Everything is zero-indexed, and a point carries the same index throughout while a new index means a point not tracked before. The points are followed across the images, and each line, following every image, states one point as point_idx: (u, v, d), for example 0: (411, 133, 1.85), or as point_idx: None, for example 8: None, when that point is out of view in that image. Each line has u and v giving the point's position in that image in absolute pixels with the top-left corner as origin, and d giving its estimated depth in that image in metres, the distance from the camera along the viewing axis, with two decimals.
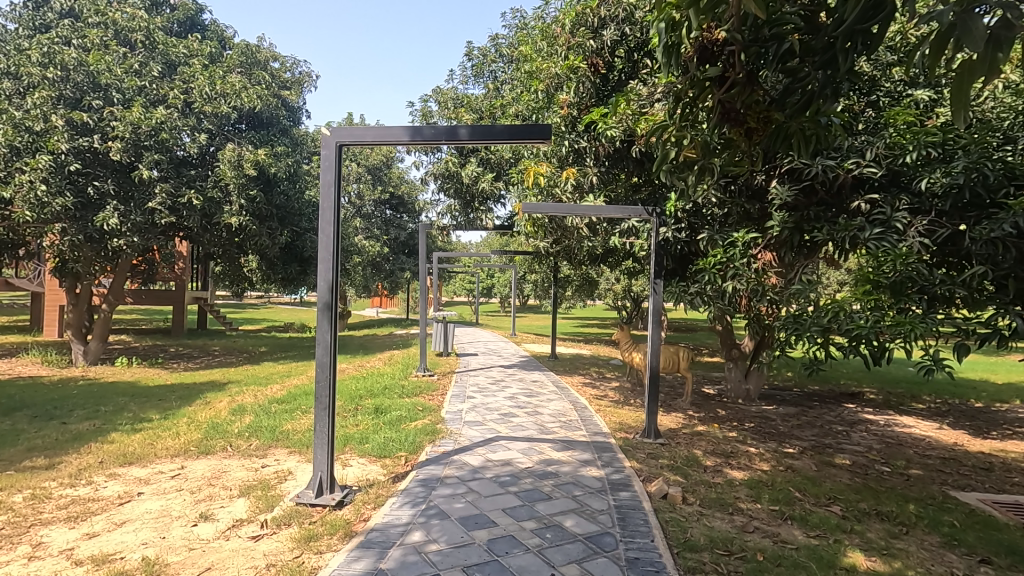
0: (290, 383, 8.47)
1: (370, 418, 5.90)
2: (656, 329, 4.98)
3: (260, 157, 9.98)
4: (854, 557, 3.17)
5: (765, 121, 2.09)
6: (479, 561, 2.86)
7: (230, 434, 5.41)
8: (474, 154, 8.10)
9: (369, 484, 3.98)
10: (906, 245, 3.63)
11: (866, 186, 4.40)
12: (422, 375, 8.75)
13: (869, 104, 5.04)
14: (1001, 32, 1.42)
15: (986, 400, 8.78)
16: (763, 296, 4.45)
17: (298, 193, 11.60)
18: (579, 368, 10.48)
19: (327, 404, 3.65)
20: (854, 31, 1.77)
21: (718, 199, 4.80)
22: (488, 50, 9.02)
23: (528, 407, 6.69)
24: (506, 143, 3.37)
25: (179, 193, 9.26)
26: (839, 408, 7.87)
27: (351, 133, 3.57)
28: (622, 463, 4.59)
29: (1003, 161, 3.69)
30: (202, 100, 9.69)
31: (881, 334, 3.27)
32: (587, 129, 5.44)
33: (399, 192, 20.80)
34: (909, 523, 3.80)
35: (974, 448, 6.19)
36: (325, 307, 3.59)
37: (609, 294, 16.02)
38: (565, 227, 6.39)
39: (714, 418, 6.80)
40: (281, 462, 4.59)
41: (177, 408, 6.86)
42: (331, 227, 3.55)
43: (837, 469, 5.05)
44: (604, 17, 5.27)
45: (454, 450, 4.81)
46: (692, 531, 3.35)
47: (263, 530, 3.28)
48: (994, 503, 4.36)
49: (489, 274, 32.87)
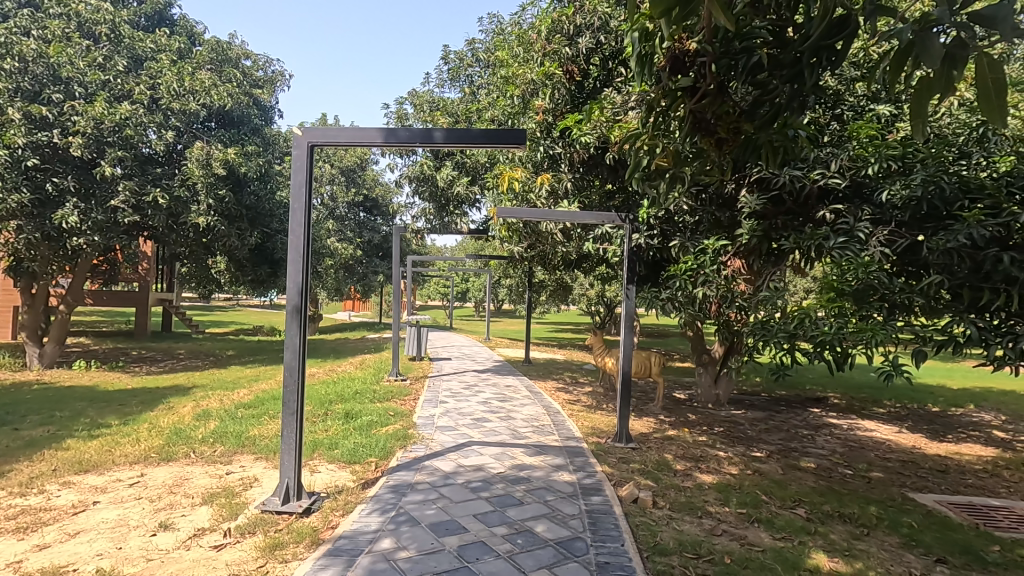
0: (258, 389, 8.27)
1: (340, 423, 5.82)
2: (628, 334, 5.02)
3: (230, 156, 9.76)
4: (817, 558, 3.24)
5: (735, 132, 2.17)
6: (450, 568, 2.83)
7: (193, 440, 5.24)
8: (449, 158, 8.03)
9: (338, 491, 3.92)
10: (868, 254, 3.69)
11: (831, 198, 4.54)
12: (394, 379, 8.68)
13: (834, 117, 5.17)
14: (957, 52, 1.44)
15: (943, 404, 9.13)
16: (733, 302, 4.52)
17: (269, 194, 11.32)
18: (553, 373, 10.55)
19: (295, 409, 3.57)
20: (820, 47, 1.80)
21: (689, 207, 4.87)
22: (464, 55, 9.04)
23: (500, 412, 6.68)
24: (482, 146, 3.35)
25: (144, 191, 8.95)
26: (805, 413, 8.07)
27: (323, 135, 3.52)
28: (594, 467, 4.62)
29: (957, 174, 3.83)
30: (169, 97, 9.49)
31: (844, 340, 3.41)
32: (562, 135, 5.49)
33: (373, 195, 20.58)
34: (870, 525, 3.91)
35: (931, 451, 6.41)
36: (294, 310, 3.51)
37: (582, 298, 16.14)
38: (539, 233, 6.41)
39: (685, 422, 6.89)
40: (247, 469, 4.48)
41: (139, 413, 6.63)
42: (301, 229, 3.46)
43: (803, 473, 5.16)
44: (580, 25, 5.34)
45: (426, 455, 4.76)
46: (662, 535, 3.37)
47: (226, 538, 3.19)
48: (950, 504, 4.51)
49: (463, 278, 32.71)
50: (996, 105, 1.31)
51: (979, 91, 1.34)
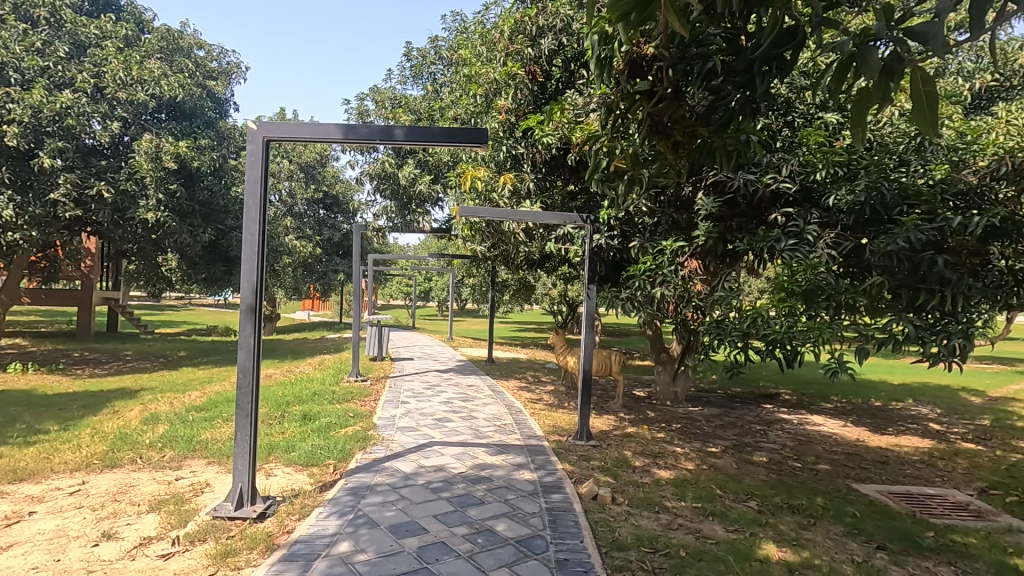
0: (211, 391, 7.99)
1: (297, 425, 5.69)
2: (590, 333, 5.08)
3: (182, 149, 9.36)
4: (767, 548, 3.36)
5: (691, 135, 2.25)
6: (409, 569, 2.80)
7: (140, 445, 5.03)
8: (411, 156, 7.95)
9: (295, 494, 3.82)
10: (818, 256, 3.80)
11: (783, 201, 4.71)
12: (354, 380, 8.53)
13: (786, 124, 5.38)
14: (893, 64, 1.52)
15: (885, 399, 9.62)
16: (690, 302, 4.64)
17: (223, 190, 10.95)
18: (516, 372, 10.58)
19: (249, 411, 3.47)
20: (770, 56, 1.86)
21: (648, 209, 4.96)
22: (427, 52, 8.96)
23: (462, 412, 6.65)
24: (444, 145, 3.32)
25: (87, 184, 8.54)
26: (758, 409, 8.36)
27: (281, 130, 3.42)
28: (555, 465, 4.66)
29: (898, 181, 4.04)
30: (115, 86, 9.07)
31: (794, 338, 3.58)
32: (525, 135, 5.52)
33: (334, 192, 20.16)
34: (816, 515, 4.08)
35: (873, 443, 6.75)
36: (249, 310, 3.41)
37: (545, 298, 16.24)
38: (502, 232, 6.43)
39: (644, 419, 7.03)
40: (197, 474, 4.32)
41: (80, 418, 6.30)
42: (256, 225, 3.37)
43: (755, 467, 5.35)
44: (542, 26, 5.37)
45: (386, 457, 4.69)
46: (620, 531, 3.43)
47: (175, 547, 3.07)
48: (890, 493, 4.76)
49: (427, 277, 32.43)
50: (927, 116, 1.41)
51: (914, 103, 1.43)
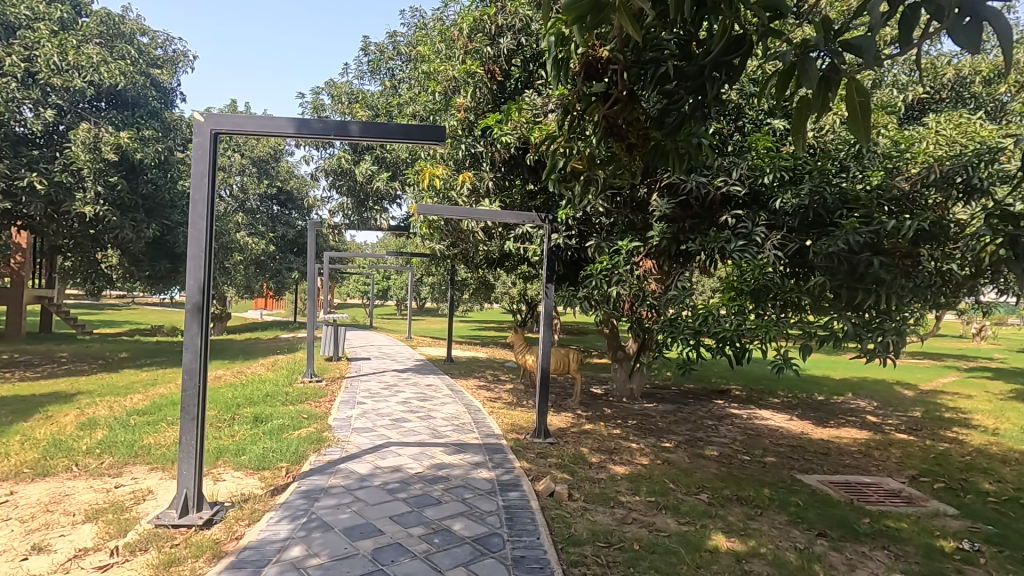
0: (155, 393, 7.64)
1: (248, 428, 5.51)
2: (548, 331, 5.11)
3: (124, 140, 8.89)
4: (716, 539, 3.48)
5: (644, 138, 2.29)
6: (363, 572, 2.76)
7: (76, 452, 4.76)
8: (368, 152, 7.81)
9: (244, 499, 3.70)
10: (765, 257, 3.96)
11: (733, 204, 4.87)
12: (309, 380, 8.32)
13: (737, 129, 5.58)
14: (830, 75, 1.59)
15: (827, 393, 10.10)
16: (644, 300, 4.75)
17: (169, 183, 10.48)
18: (475, 371, 10.56)
19: (195, 414, 3.33)
20: (719, 62, 1.93)
21: (605, 209, 5.04)
22: (385, 47, 8.83)
23: (420, 412, 6.60)
24: (400, 142, 3.28)
25: (16, 175, 8.01)
26: (709, 404, 8.63)
27: (230, 123, 3.30)
28: (512, 463, 4.68)
29: (838, 185, 4.26)
30: (48, 71, 8.55)
31: (743, 336, 3.72)
32: (483, 134, 5.52)
33: (288, 187, 19.60)
34: (763, 505, 4.25)
35: (816, 436, 7.08)
36: (195, 309, 3.28)
37: (504, 297, 16.28)
38: (461, 231, 6.41)
39: (601, 416, 7.15)
40: (139, 481, 4.13)
41: (9, 424, 5.91)
42: (204, 221, 3.24)
43: (706, 460, 5.52)
44: (501, 25, 5.37)
45: (341, 458, 4.60)
46: (576, 526, 3.47)
47: (113, 558, 2.92)
48: (830, 483, 5.01)
49: (385, 276, 31.96)
50: (861, 125, 1.47)
51: (848, 112, 1.50)
